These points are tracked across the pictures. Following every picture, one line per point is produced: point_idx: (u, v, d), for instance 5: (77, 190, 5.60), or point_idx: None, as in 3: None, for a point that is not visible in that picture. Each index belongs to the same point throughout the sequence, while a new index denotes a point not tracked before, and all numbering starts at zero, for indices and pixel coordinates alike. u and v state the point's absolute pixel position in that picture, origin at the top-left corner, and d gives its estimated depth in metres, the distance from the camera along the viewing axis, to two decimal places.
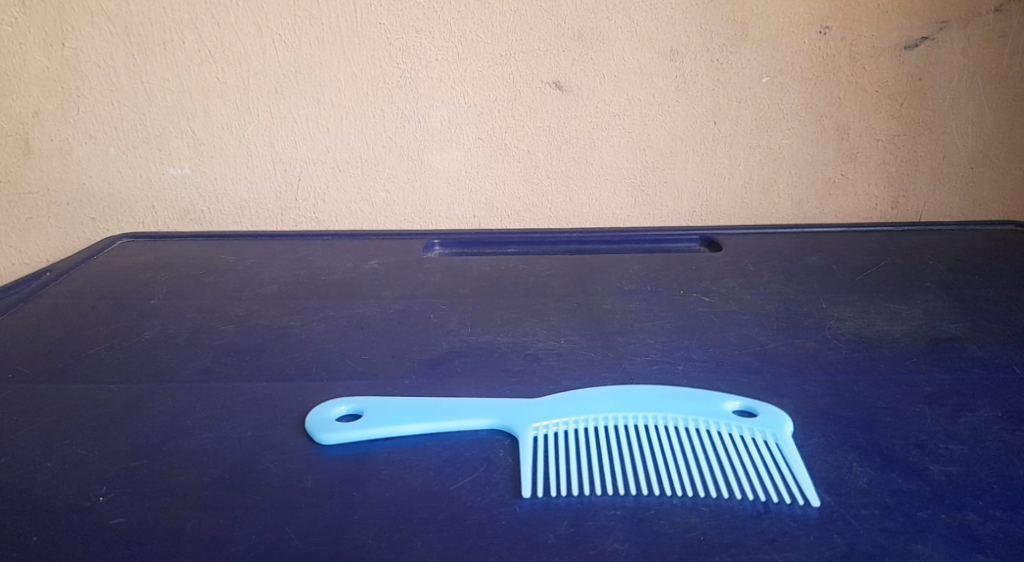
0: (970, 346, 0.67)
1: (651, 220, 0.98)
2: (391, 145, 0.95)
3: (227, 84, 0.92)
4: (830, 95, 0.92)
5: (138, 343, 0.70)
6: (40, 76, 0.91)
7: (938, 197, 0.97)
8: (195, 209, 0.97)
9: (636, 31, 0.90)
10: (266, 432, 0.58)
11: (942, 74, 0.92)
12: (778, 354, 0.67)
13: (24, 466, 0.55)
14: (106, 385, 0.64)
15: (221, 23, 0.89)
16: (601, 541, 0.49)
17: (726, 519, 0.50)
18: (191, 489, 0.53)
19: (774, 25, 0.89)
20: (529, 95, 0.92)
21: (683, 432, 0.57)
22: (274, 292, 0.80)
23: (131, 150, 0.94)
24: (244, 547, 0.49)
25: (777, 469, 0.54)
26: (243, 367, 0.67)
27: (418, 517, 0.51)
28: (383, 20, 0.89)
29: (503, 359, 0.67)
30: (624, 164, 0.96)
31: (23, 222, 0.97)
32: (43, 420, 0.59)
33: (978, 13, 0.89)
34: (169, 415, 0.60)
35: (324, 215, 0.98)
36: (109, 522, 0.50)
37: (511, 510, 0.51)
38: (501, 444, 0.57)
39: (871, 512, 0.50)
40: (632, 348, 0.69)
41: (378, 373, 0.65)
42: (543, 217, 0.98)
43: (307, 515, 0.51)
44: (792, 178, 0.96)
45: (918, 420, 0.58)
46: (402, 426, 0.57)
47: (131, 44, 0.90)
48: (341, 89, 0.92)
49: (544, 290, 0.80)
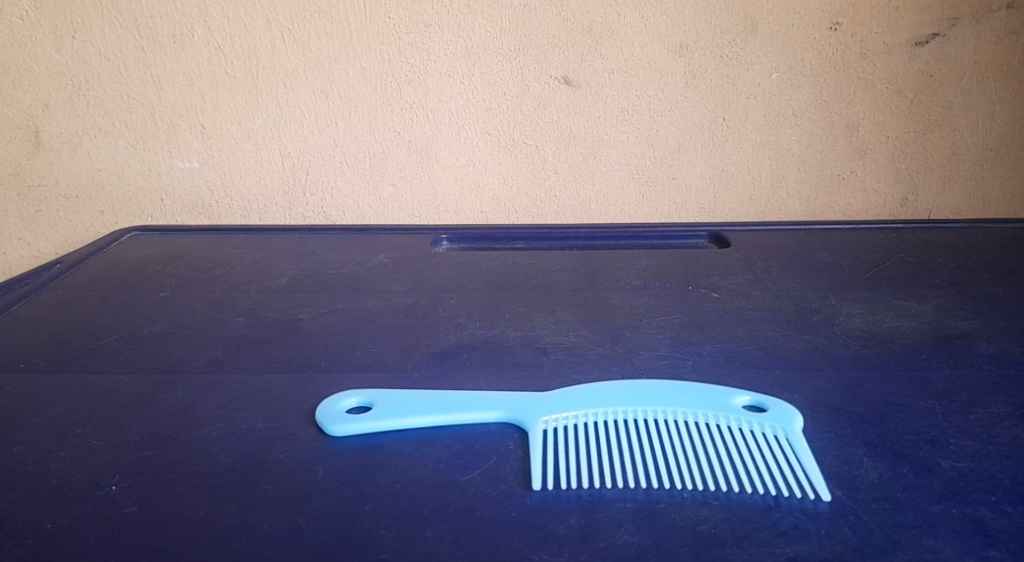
0: (981, 343, 0.67)
1: (659, 216, 0.98)
2: (399, 140, 0.95)
3: (237, 78, 0.92)
4: (840, 91, 0.92)
5: (148, 335, 0.70)
6: (50, 69, 0.91)
7: (947, 194, 0.97)
8: (203, 202, 0.97)
9: (645, 27, 0.90)
10: (275, 423, 0.58)
11: (953, 71, 0.91)
12: (787, 350, 0.67)
13: (35, 455, 0.55)
14: (117, 376, 0.64)
15: (231, 17, 0.89)
16: (612, 533, 0.49)
17: (737, 512, 0.50)
18: (203, 479, 0.53)
19: (784, 21, 0.89)
20: (538, 90, 0.92)
21: (693, 426, 0.57)
22: (283, 285, 0.80)
23: (140, 144, 0.95)
24: (255, 537, 0.49)
25: (788, 464, 0.54)
26: (252, 359, 0.67)
27: (429, 508, 0.51)
28: (392, 14, 0.89)
29: (512, 353, 0.67)
30: (633, 159, 0.95)
31: (32, 215, 0.97)
32: (54, 410, 0.60)
33: (989, 9, 0.89)
34: (180, 406, 0.60)
35: (332, 209, 0.98)
36: (122, 510, 0.50)
37: (521, 502, 0.51)
38: (511, 437, 0.57)
39: (883, 507, 0.50)
40: (641, 343, 0.69)
41: (387, 366, 0.66)
42: (550, 213, 0.98)
43: (318, 506, 0.51)
44: (801, 175, 0.96)
45: (928, 416, 0.58)
46: (412, 418, 0.58)
47: (141, 37, 0.90)
48: (349, 82, 0.92)
49: (552, 285, 0.80)
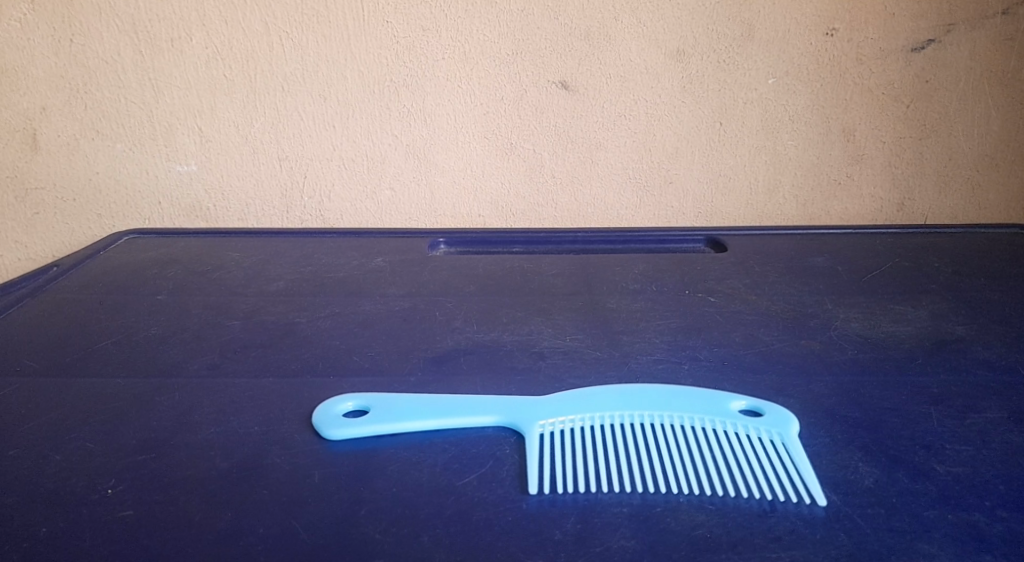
0: (977, 348, 0.67)
1: (656, 220, 0.98)
2: (397, 144, 0.95)
3: (235, 81, 0.92)
4: (836, 96, 0.92)
5: (144, 339, 0.70)
6: (47, 72, 0.91)
7: (944, 199, 0.97)
8: (201, 205, 0.97)
9: (643, 31, 0.90)
10: (272, 427, 0.58)
11: (949, 76, 0.92)
12: (783, 354, 0.67)
13: (32, 458, 0.55)
14: (114, 380, 0.64)
15: (229, 21, 0.89)
16: (608, 538, 0.49)
17: (732, 517, 0.50)
18: (200, 483, 0.53)
19: (781, 27, 0.90)
20: (535, 94, 0.92)
21: (689, 430, 0.57)
22: (281, 289, 0.81)
23: (138, 147, 0.95)
24: (251, 541, 0.49)
25: (783, 469, 0.54)
26: (249, 362, 0.67)
27: (425, 512, 0.51)
28: (390, 19, 0.89)
29: (509, 357, 0.67)
30: (630, 163, 0.96)
31: (30, 218, 0.97)
32: (51, 414, 0.60)
33: (985, 16, 0.90)
34: (178, 409, 0.60)
35: (329, 212, 0.98)
36: (118, 514, 0.51)
37: (518, 507, 0.51)
38: (508, 441, 0.57)
39: (878, 512, 0.50)
40: (638, 347, 0.69)
41: (384, 369, 0.66)
42: (548, 216, 0.98)
43: (315, 511, 0.51)
44: (797, 180, 0.96)
45: (924, 421, 0.58)
46: (409, 422, 0.58)
47: (140, 41, 0.90)
48: (347, 85, 0.92)
49: (550, 289, 0.80)
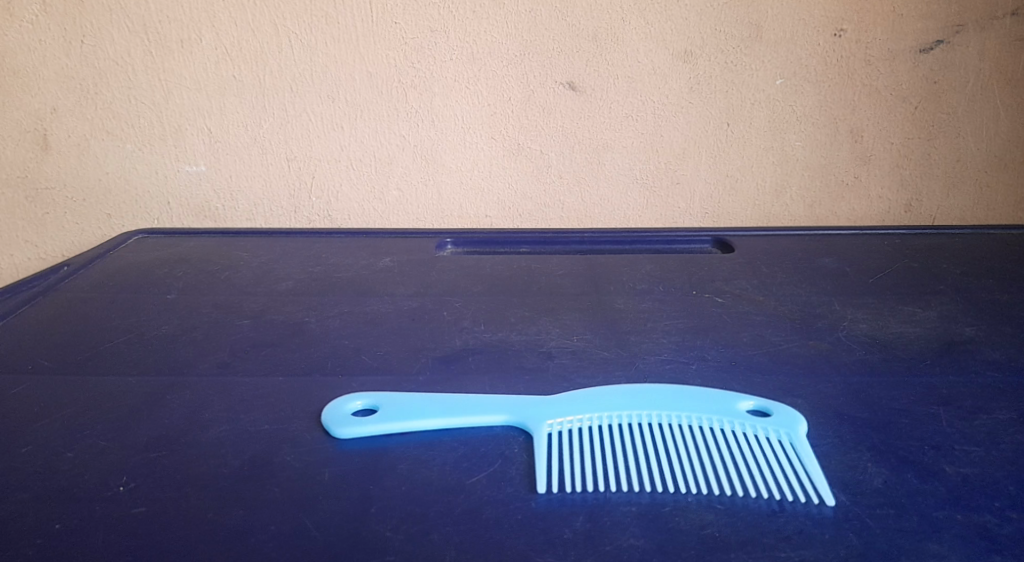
0: (986, 349, 0.67)
1: (664, 221, 0.98)
2: (404, 144, 0.95)
3: (244, 82, 0.92)
4: (844, 98, 0.92)
5: (154, 338, 0.71)
6: (58, 73, 0.92)
7: (952, 200, 0.97)
8: (210, 205, 0.98)
9: (651, 32, 0.90)
10: (281, 426, 0.59)
11: (957, 77, 0.92)
12: (791, 355, 0.67)
13: (44, 455, 0.55)
14: (124, 378, 0.64)
15: (238, 21, 0.90)
16: (617, 537, 0.49)
17: (741, 516, 0.50)
18: (211, 480, 0.53)
19: (789, 27, 0.90)
20: (543, 95, 0.93)
21: (697, 431, 0.57)
22: (289, 288, 0.81)
23: (147, 148, 0.95)
24: (262, 538, 0.49)
25: (792, 469, 0.54)
26: (258, 361, 0.67)
27: (434, 511, 0.51)
28: (398, 20, 0.90)
29: (518, 357, 0.68)
30: (638, 165, 0.96)
31: (40, 218, 0.98)
32: (63, 412, 0.60)
33: (994, 17, 0.89)
34: (189, 407, 0.61)
35: (337, 213, 0.98)
36: (131, 511, 0.51)
37: (526, 506, 0.51)
38: (516, 440, 0.57)
39: (887, 512, 0.50)
40: (645, 348, 0.69)
41: (393, 369, 0.66)
42: (554, 217, 0.98)
43: (325, 509, 0.51)
44: (804, 181, 0.96)
45: (933, 422, 0.58)
46: (417, 421, 0.58)
47: (150, 42, 0.91)
48: (356, 87, 0.92)
49: (558, 289, 0.80)
